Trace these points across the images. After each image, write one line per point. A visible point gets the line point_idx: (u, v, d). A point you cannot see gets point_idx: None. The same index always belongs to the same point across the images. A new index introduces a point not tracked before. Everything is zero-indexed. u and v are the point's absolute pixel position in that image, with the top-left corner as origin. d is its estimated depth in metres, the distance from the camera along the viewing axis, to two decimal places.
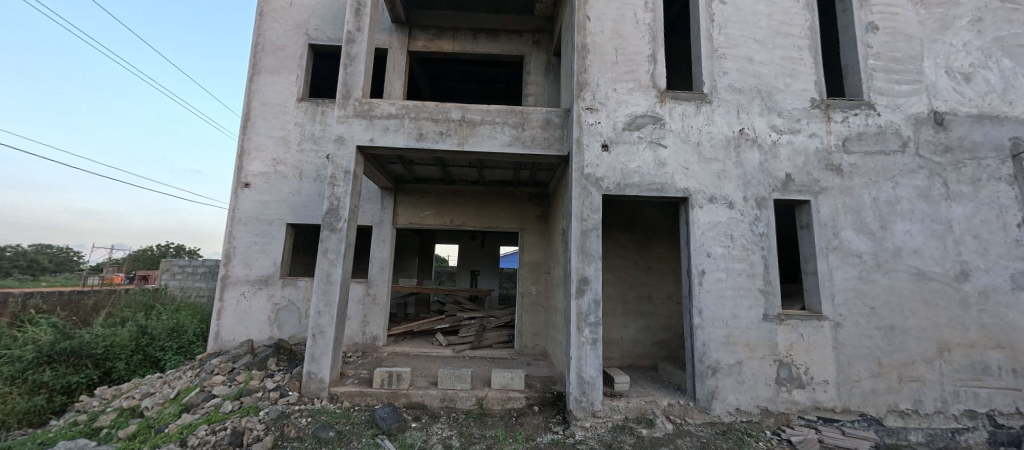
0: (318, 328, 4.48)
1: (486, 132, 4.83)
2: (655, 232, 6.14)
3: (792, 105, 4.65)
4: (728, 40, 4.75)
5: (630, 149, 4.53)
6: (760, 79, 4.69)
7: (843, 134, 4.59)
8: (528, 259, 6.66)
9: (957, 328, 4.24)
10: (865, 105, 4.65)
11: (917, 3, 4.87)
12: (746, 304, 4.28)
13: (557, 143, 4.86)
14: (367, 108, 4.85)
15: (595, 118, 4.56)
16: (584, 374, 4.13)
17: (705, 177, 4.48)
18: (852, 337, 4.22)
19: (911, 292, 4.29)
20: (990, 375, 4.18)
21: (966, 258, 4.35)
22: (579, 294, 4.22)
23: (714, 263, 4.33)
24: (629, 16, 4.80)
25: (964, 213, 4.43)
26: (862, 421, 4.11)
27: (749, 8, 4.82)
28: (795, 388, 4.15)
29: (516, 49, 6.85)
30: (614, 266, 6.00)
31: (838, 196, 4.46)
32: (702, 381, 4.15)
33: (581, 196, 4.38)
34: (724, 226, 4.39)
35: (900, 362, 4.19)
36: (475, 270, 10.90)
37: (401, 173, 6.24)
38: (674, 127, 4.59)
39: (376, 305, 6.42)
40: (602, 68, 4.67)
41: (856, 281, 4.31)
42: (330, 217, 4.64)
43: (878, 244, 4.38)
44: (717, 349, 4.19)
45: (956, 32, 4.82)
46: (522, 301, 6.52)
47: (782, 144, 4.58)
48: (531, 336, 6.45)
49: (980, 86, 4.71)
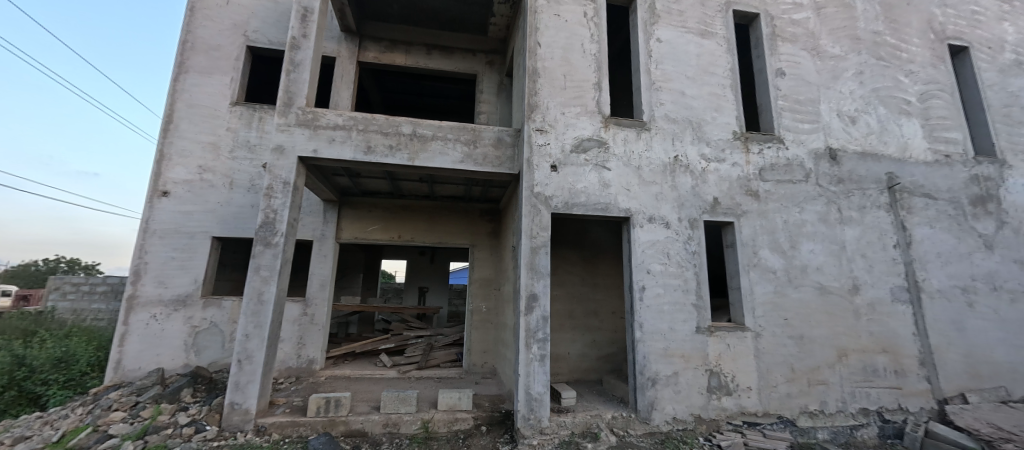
0: (245, 352, 4.08)
1: (437, 148, 4.81)
2: (601, 249, 6.43)
3: (718, 136, 5.19)
4: (664, 74, 5.21)
5: (577, 170, 4.74)
6: (691, 111, 5.19)
7: (759, 164, 5.18)
8: (478, 276, 6.61)
9: (853, 335, 4.87)
10: (776, 140, 5.30)
11: (815, 55, 5.70)
12: (681, 317, 4.59)
13: (508, 162, 4.97)
14: (311, 117, 4.63)
15: (544, 139, 4.74)
16: (532, 391, 4.15)
17: (645, 199, 4.81)
18: (770, 346, 4.67)
19: (817, 304, 4.88)
20: (878, 376, 4.83)
21: (857, 274, 5.05)
22: (528, 311, 4.28)
23: (654, 279, 4.61)
24: (577, 46, 5.10)
25: (854, 235, 5.17)
26: (779, 423, 4.52)
27: (681, 47, 5.34)
28: (724, 394, 4.49)
29: (469, 68, 6.96)
30: (562, 281, 6.16)
31: (756, 219, 4.99)
32: (642, 392, 4.34)
33: (530, 214, 4.49)
34: (662, 245, 4.72)
35: (809, 368, 4.70)
36: (425, 286, 10.60)
37: (348, 185, 5.99)
38: (617, 151, 4.89)
39: (314, 325, 6.00)
40: (551, 92, 4.90)
41: (772, 295, 4.82)
42: (265, 231, 4.32)
43: (789, 261, 4.95)
44: (656, 361, 4.43)
45: (844, 82, 5.69)
46: (471, 318, 6.42)
47: (710, 171, 5.05)
48: (480, 353, 6.36)
49: (863, 128, 5.58)
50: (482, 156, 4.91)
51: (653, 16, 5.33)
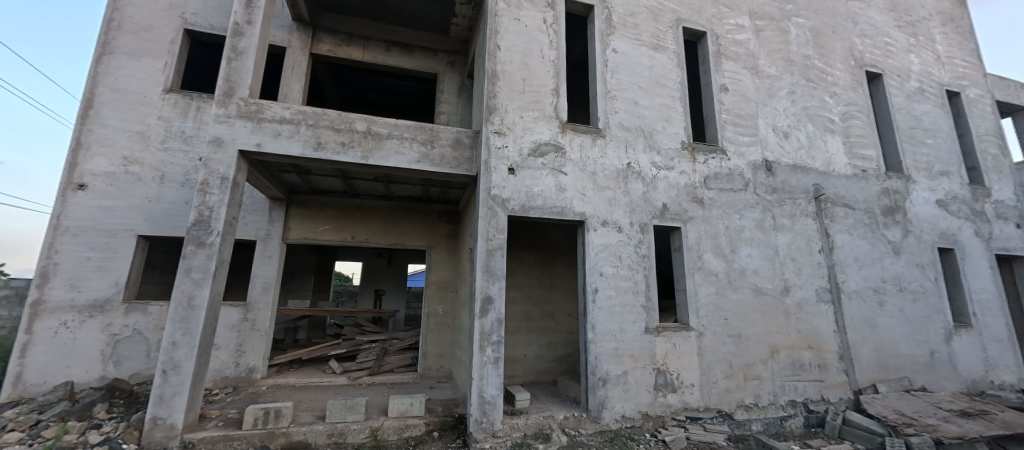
0: (171, 361, 3.73)
1: (393, 146, 4.68)
2: (558, 252, 6.55)
3: (668, 145, 5.45)
4: (618, 84, 5.40)
5: (534, 174, 4.79)
6: (643, 121, 5.41)
7: (704, 173, 5.51)
8: (435, 278, 6.49)
9: (784, 333, 5.28)
10: (719, 151, 5.65)
11: (754, 74, 6.15)
12: (631, 319, 4.76)
13: (466, 163, 4.93)
14: (254, 109, 4.35)
15: (502, 142, 4.75)
16: (486, 394, 4.13)
17: (599, 203, 4.95)
18: (712, 345, 4.96)
19: (753, 304, 5.24)
20: (805, 370, 5.26)
21: (788, 277, 5.49)
22: (483, 314, 4.25)
23: (606, 281, 4.75)
24: (536, 51, 5.18)
25: (786, 241, 5.61)
26: (719, 417, 4.80)
27: (635, 58, 5.57)
28: (669, 392, 4.70)
29: (429, 67, 6.85)
30: (519, 284, 6.20)
31: (701, 224, 5.29)
32: (593, 392, 4.45)
33: (487, 217, 4.47)
34: (615, 248, 4.88)
35: (745, 364, 5.04)
36: (381, 289, 10.27)
37: (297, 183, 5.68)
38: (573, 156, 5.00)
39: (256, 331, 5.63)
40: (510, 95, 4.93)
41: (714, 296, 5.12)
42: (199, 230, 3.99)
43: (729, 265, 5.28)
44: (607, 361, 4.56)
45: (779, 100, 6.19)
46: (426, 322, 6.28)
47: (660, 178, 5.30)
48: (435, 357, 6.24)
49: (794, 143, 6.09)
50: (440, 156, 4.84)
51: (609, 27, 5.52)
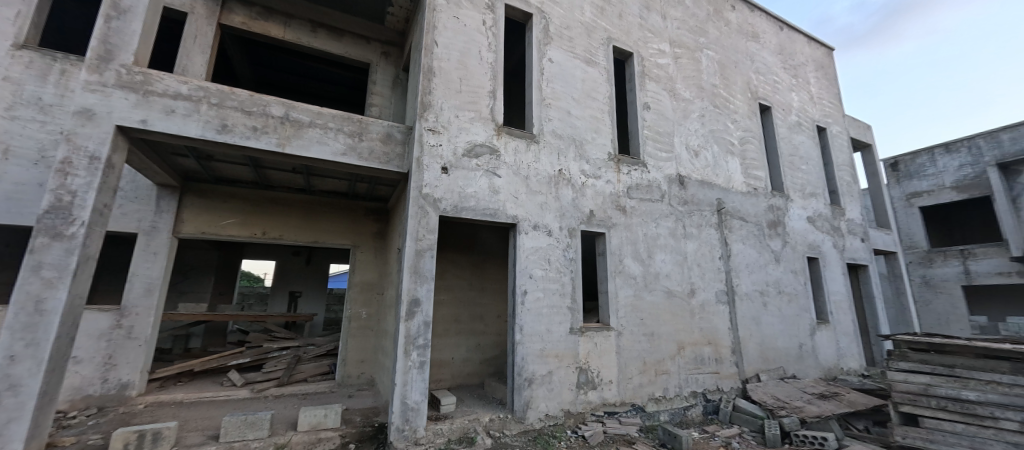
0: (6, 381, 2.99)
1: (314, 136, 4.30)
2: (490, 254, 6.56)
3: (596, 155, 5.77)
4: (553, 93, 5.59)
5: (468, 175, 4.75)
6: (575, 130, 5.67)
7: (627, 183, 5.92)
8: (359, 279, 6.09)
9: (689, 331, 5.88)
10: (641, 164, 6.13)
11: (672, 96, 6.80)
12: (557, 319, 4.93)
13: (397, 159, 4.71)
14: (140, 80, 3.71)
15: (436, 140, 4.63)
16: (409, 401, 3.96)
17: (531, 207, 5.06)
18: (628, 343, 5.33)
19: (665, 306, 5.75)
20: (704, 364, 5.90)
21: (694, 280, 6.13)
22: (409, 316, 4.08)
23: (535, 283, 4.87)
24: (474, 52, 5.15)
25: (693, 248, 6.26)
26: (632, 410, 5.16)
27: (569, 70, 5.81)
28: (589, 389, 4.95)
29: (361, 55, 6.46)
30: (449, 285, 6.08)
31: (623, 231, 5.68)
32: (519, 393, 4.50)
33: (417, 216, 4.32)
34: (544, 251, 5.01)
35: (656, 360, 5.50)
36: (296, 291, 9.38)
37: (195, 169, 4.96)
38: (507, 160, 5.06)
39: (132, 341, 4.80)
40: (446, 94, 4.83)
41: (632, 298, 5.52)
42: (54, 219, 3.29)
43: (646, 269, 5.74)
44: (533, 361, 4.65)
45: (691, 121, 6.91)
46: (347, 326, 5.86)
47: (588, 186, 5.58)
48: (355, 364, 5.85)
49: (703, 161, 6.84)
50: (368, 151, 4.57)
51: (546, 37, 5.70)
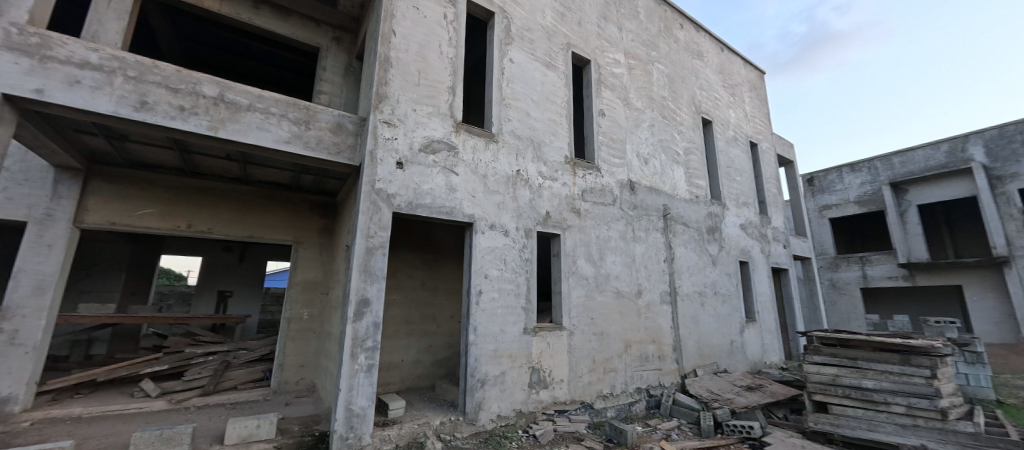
0: None
1: (254, 120, 3.93)
2: (444, 253, 6.42)
3: (553, 158, 5.87)
4: (513, 93, 5.60)
5: (424, 171, 4.60)
6: (533, 132, 5.72)
7: (582, 187, 6.09)
8: (300, 278, 5.67)
9: (635, 330, 6.16)
10: (595, 168, 6.33)
11: (625, 105, 7.10)
12: (512, 320, 4.93)
13: (348, 151, 4.45)
14: (36, 42, 3.17)
15: (391, 133, 4.44)
16: (354, 406, 3.75)
17: (488, 207, 5.02)
18: (579, 342, 5.47)
19: (614, 306, 5.99)
20: (648, 361, 6.22)
21: (641, 281, 6.45)
22: (357, 317, 3.86)
23: (490, 283, 4.83)
24: (434, 45, 5.01)
25: (641, 251, 6.58)
26: (581, 407, 5.31)
27: (529, 72, 5.86)
28: (541, 388, 5.00)
29: (310, 38, 6.02)
30: (401, 285, 5.86)
31: (577, 233, 5.82)
32: (471, 394, 4.43)
33: (369, 211, 4.10)
34: (500, 251, 4.99)
35: (605, 358, 5.70)
36: (227, 291, 8.56)
37: (106, 150, 4.33)
38: (465, 157, 4.97)
39: (15, 348, 4.07)
40: (403, 85, 4.64)
41: (584, 298, 5.67)
42: None
43: (597, 270, 5.93)
44: (486, 362, 4.61)
45: (642, 130, 7.27)
46: (286, 328, 5.42)
47: (545, 188, 5.65)
48: (294, 369, 5.44)
49: (651, 168, 7.22)
50: (316, 140, 4.26)
51: (508, 37, 5.69)
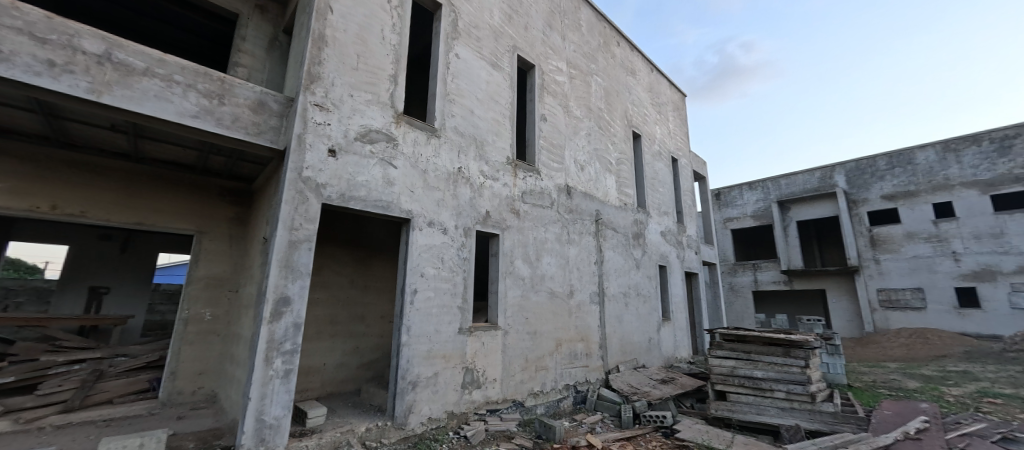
0: None
1: (151, 87, 3.34)
2: (376, 250, 6.09)
3: (496, 158, 5.88)
4: (458, 89, 5.50)
5: (359, 161, 4.31)
6: (476, 130, 5.68)
7: (523, 188, 6.19)
8: (203, 274, 4.96)
9: (566, 329, 6.43)
10: (536, 171, 6.48)
11: (566, 112, 7.39)
12: (447, 319, 4.83)
13: (270, 132, 4.00)
14: None
15: (324, 118, 4.08)
16: (266, 417, 3.37)
17: (427, 203, 4.86)
18: (513, 341, 5.55)
19: (547, 306, 6.17)
20: (577, 358, 6.53)
21: (573, 282, 6.74)
22: (274, 318, 3.49)
23: (426, 282, 4.68)
24: (376, 29, 4.72)
25: (574, 253, 6.88)
26: (513, 406, 5.38)
27: (475, 70, 5.81)
28: (474, 388, 4.98)
29: (227, 3, 5.29)
30: (326, 283, 5.42)
31: (515, 234, 5.89)
32: (401, 398, 4.25)
33: (294, 201, 3.73)
34: (437, 249, 4.86)
35: (537, 357, 5.85)
36: (102, 287, 7.11)
37: None
38: (405, 150, 4.76)
39: None
40: (339, 67, 4.30)
41: (520, 298, 5.76)
42: None
43: (533, 270, 6.06)
44: (418, 363, 4.45)
45: (580, 138, 7.61)
46: (181, 330, 4.69)
47: (486, 187, 5.64)
48: (191, 377, 4.74)
49: (587, 175, 7.59)
50: (231, 117, 3.76)
51: (454, 32, 5.58)
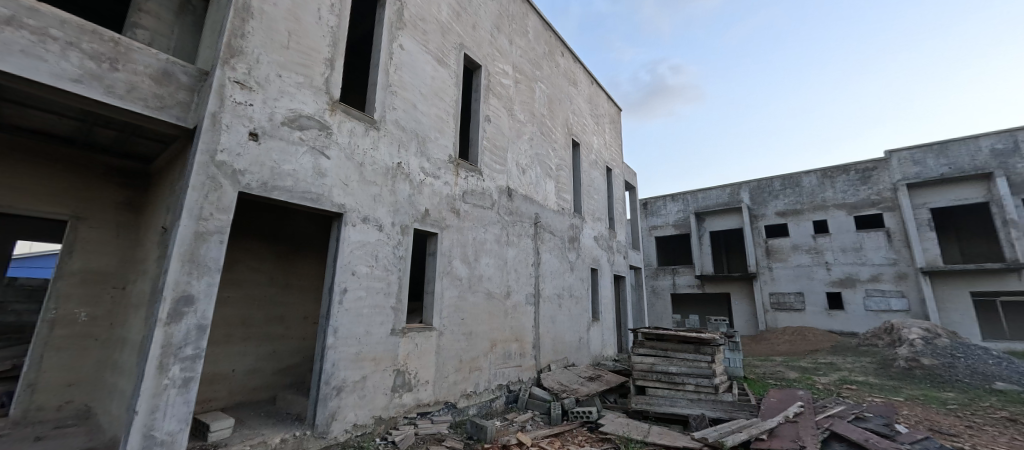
0: None
1: (15, 40, 2.75)
2: (302, 245, 5.64)
3: (437, 155, 5.77)
4: (400, 81, 5.30)
5: (286, 148, 3.95)
6: (419, 126, 5.52)
7: (464, 188, 6.15)
8: (79, 267, 4.18)
9: (501, 329, 6.50)
10: (478, 172, 6.47)
11: (510, 116, 7.50)
12: (379, 320, 4.62)
13: (177, 108, 3.52)
14: None
15: (245, 98, 3.69)
16: (157, 432, 2.93)
17: (362, 198, 4.61)
18: (448, 342, 5.48)
19: (484, 306, 6.19)
20: (511, 358, 6.64)
21: (511, 283, 6.84)
22: (172, 319, 3.06)
23: (357, 281, 4.43)
24: (312, 7, 4.38)
25: (513, 255, 6.99)
26: (444, 408, 5.31)
27: (420, 63, 5.65)
28: (405, 391, 4.82)
29: None
30: (240, 280, 4.88)
31: (454, 233, 5.83)
32: (324, 404, 3.96)
33: (204, 187, 3.31)
34: (371, 247, 4.63)
35: (471, 357, 5.83)
36: None
37: None
38: (340, 140, 4.47)
39: None
40: (265, 43, 3.91)
41: (456, 299, 5.71)
42: None
43: (471, 271, 6.05)
44: (345, 367, 4.19)
45: (523, 142, 7.77)
46: (45, 334, 3.90)
47: (426, 184, 5.51)
48: (56, 390, 3.96)
49: (528, 178, 7.77)
50: (126, 86, 3.23)
51: (399, 21, 5.37)
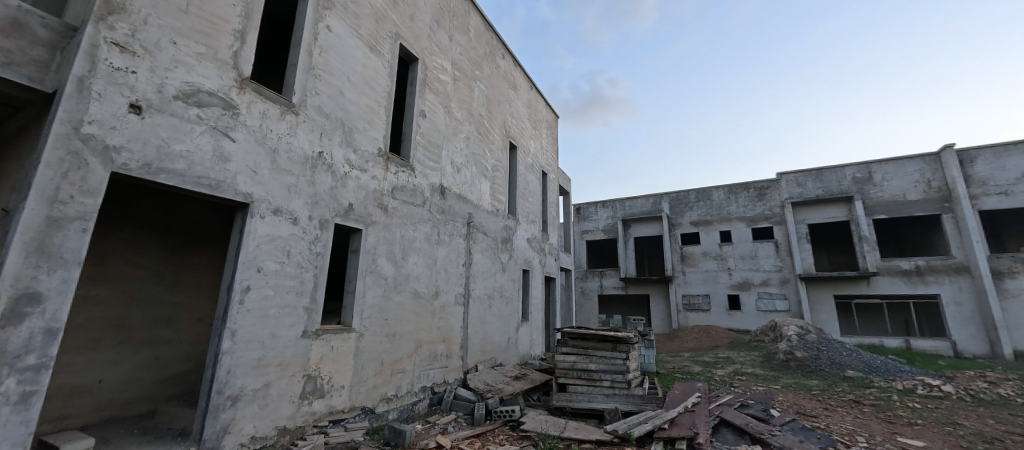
0: None
1: None
2: (197, 238, 4.98)
3: (365, 147, 5.47)
4: (326, 65, 4.93)
5: (179, 126, 3.46)
6: (345, 114, 5.19)
7: (393, 183, 5.90)
8: None
9: (428, 330, 6.35)
10: (410, 168, 6.26)
11: (446, 112, 7.37)
12: (288, 322, 4.24)
13: (30, 66, 2.89)
14: None
15: (126, 63, 3.16)
16: None
17: (274, 187, 4.21)
18: (368, 344, 5.21)
19: (410, 306, 6.00)
20: (437, 359, 6.51)
21: (440, 283, 6.71)
22: (8, 321, 2.50)
23: (263, 278, 4.02)
24: None
25: (443, 254, 6.87)
26: (361, 414, 5.03)
27: (350, 48, 5.31)
28: (316, 398, 4.47)
29: None
30: (114, 275, 4.17)
31: (381, 230, 5.57)
32: (215, 417, 3.51)
33: (62, 165, 2.77)
34: (283, 241, 4.24)
35: (394, 359, 5.61)
36: None
37: None
38: (249, 122, 4.03)
39: None
40: (157, 3, 3.39)
41: (380, 299, 5.45)
42: None
43: (398, 270, 5.82)
44: (244, 374, 3.77)
45: (459, 140, 7.68)
46: None
47: (351, 177, 5.19)
48: None
49: (462, 177, 7.69)
50: None
51: (328, 1, 5.00)
